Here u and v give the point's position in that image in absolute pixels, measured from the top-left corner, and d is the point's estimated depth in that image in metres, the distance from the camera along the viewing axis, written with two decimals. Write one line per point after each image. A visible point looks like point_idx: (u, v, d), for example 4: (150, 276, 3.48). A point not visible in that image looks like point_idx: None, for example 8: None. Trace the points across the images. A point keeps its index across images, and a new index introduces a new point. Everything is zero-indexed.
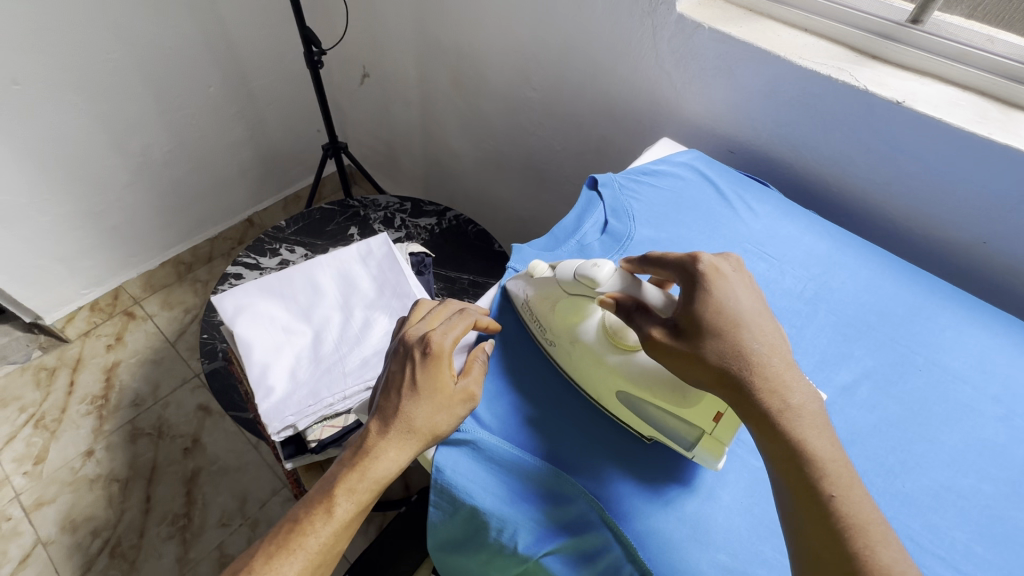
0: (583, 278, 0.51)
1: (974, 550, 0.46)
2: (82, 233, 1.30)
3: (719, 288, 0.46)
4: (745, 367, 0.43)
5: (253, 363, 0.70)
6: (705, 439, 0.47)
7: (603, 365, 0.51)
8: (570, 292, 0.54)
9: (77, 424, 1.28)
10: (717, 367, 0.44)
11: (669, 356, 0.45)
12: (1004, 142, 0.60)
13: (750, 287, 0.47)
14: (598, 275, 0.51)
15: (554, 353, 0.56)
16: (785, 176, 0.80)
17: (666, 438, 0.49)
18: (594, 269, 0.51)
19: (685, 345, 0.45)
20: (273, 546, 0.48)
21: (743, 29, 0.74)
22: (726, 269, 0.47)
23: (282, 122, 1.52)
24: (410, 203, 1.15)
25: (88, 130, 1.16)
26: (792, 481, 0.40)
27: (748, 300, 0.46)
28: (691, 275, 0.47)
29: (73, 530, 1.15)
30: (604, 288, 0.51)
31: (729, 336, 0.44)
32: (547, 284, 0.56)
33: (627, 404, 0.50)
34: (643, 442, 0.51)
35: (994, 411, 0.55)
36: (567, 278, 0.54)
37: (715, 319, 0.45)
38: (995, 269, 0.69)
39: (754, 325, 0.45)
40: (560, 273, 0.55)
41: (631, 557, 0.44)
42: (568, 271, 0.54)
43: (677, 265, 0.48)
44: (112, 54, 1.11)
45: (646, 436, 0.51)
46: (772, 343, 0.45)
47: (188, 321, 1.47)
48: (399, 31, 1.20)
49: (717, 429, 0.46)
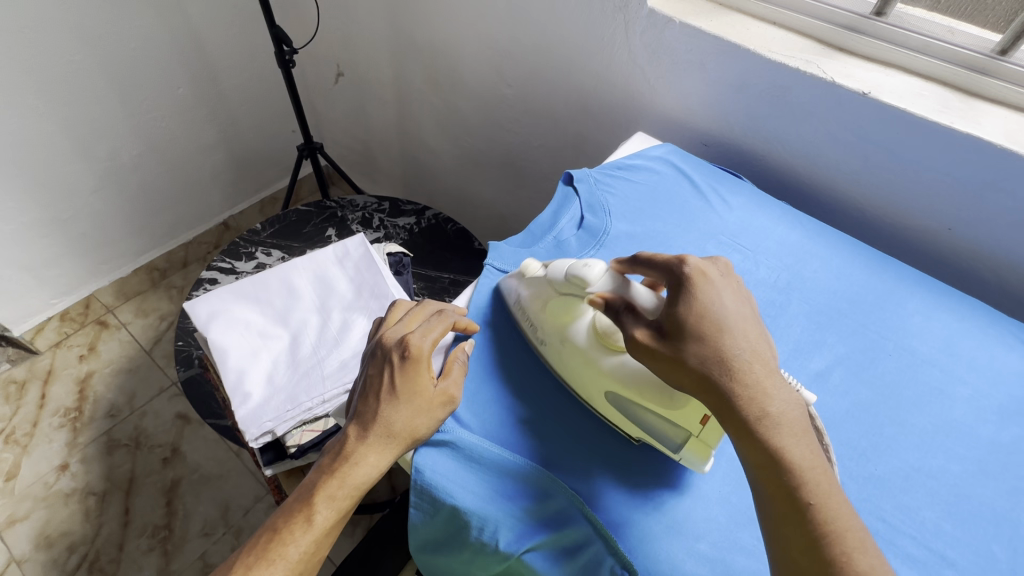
0: (575, 276, 0.52)
1: (943, 529, 0.48)
2: (49, 241, 1.26)
3: (702, 292, 0.46)
4: (726, 373, 0.43)
5: (229, 370, 0.69)
6: (692, 441, 0.47)
7: (590, 365, 0.52)
8: (561, 290, 0.54)
9: (49, 438, 1.25)
10: (697, 371, 0.43)
11: (650, 358, 0.46)
12: (966, 130, 0.62)
13: (735, 291, 0.47)
14: (588, 274, 0.51)
15: (544, 353, 0.56)
16: (758, 168, 0.81)
17: (653, 439, 0.49)
18: (585, 268, 0.52)
19: (667, 347, 0.44)
20: (252, 557, 0.48)
21: (714, 22, 0.75)
22: (711, 274, 0.47)
23: (255, 123, 1.49)
24: (388, 203, 1.14)
25: (51, 134, 1.13)
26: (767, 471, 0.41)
27: (732, 305, 0.46)
28: (676, 279, 0.47)
29: (48, 546, 1.12)
30: (593, 289, 0.51)
31: (712, 341, 0.44)
32: (536, 283, 0.57)
33: (616, 404, 0.50)
34: (631, 443, 0.51)
35: (962, 392, 0.56)
36: (559, 278, 0.54)
37: (698, 324, 0.44)
38: (961, 254, 0.70)
39: (739, 330, 0.45)
40: (552, 271, 0.55)
41: (612, 550, 0.44)
42: (560, 270, 0.55)
43: (666, 266, 0.48)
44: (74, 56, 1.08)
45: (634, 437, 0.51)
46: (755, 349, 0.44)
47: (163, 328, 1.43)
48: (372, 29, 1.18)
49: (704, 431, 0.46)
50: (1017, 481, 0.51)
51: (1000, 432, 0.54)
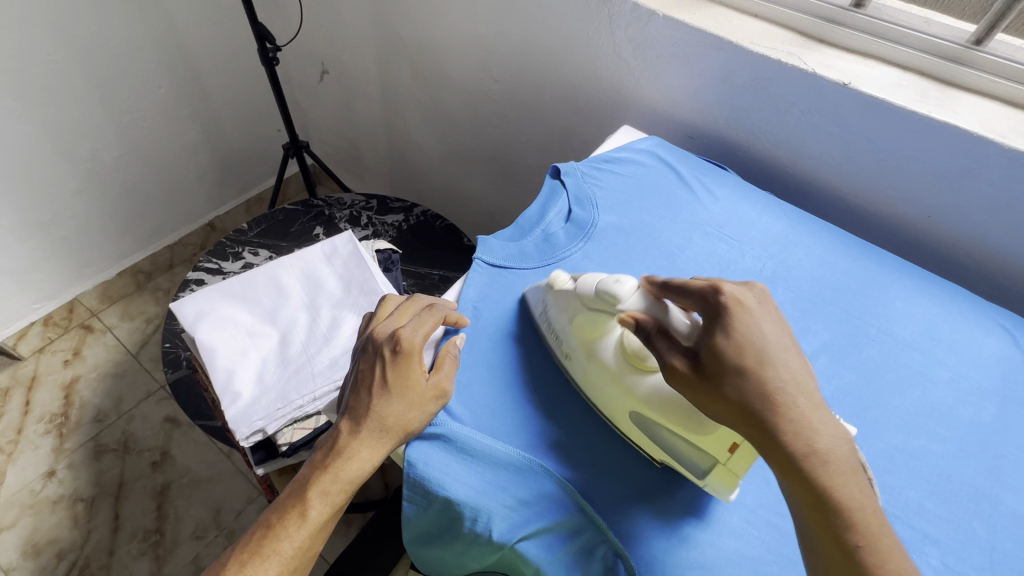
0: (605, 293, 0.50)
1: (925, 507, 0.49)
2: (30, 245, 1.24)
3: (741, 322, 0.43)
4: (769, 409, 0.41)
5: (217, 369, 0.68)
6: (717, 468, 0.45)
7: (619, 385, 0.49)
8: (591, 306, 0.52)
9: (35, 444, 1.23)
10: (736, 405, 0.41)
11: (687, 389, 0.44)
12: (943, 119, 0.63)
13: (775, 319, 0.44)
14: (619, 291, 0.49)
15: (570, 368, 0.54)
16: (742, 159, 0.82)
17: (677, 463, 0.48)
18: (616, 284, 0.49)
19: (702, 380, 0.43)
20: (246, 554, 0.48)
21: (697, 15, 0.75)
22: (749, 302, 0.44)
23: (239, 122, 1.47)
24: (375, 201, 1.13)
25: (29, 136, 1.11)
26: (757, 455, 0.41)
27: (775, 335, 0.43)
28: (712, 308, 0.44)
29: (36, 554, 1.11)
30: (626, 306, 0.49)
31: (752, 375, 0.41)
32: (565, 297, 0.54)
33: (639, 424, 0.49)
34: (654, 464, 0.50)
35: (942, 374, 0.58)
36: (588, 293, 0.52)
37: (737, 356, 0.42)
38: (940, 241, 0.72)
39: (781, 361, 0.42)
40: (581, 285, 0.53)
41: (604, 537, 0.46)
42: (589, 286, 0.53)
43: (701, 294, 0.45)
44: (51, 55, 1.05)
45: (657, 459, 0.49)
46: (799, 381, 0.42)
47: (150, 331, 1.42)
48: (356, 25, 1.17)
49: (731, 459, 0.44)
50: (996, 459, 0.53)
51: (980, 413, 0.55)
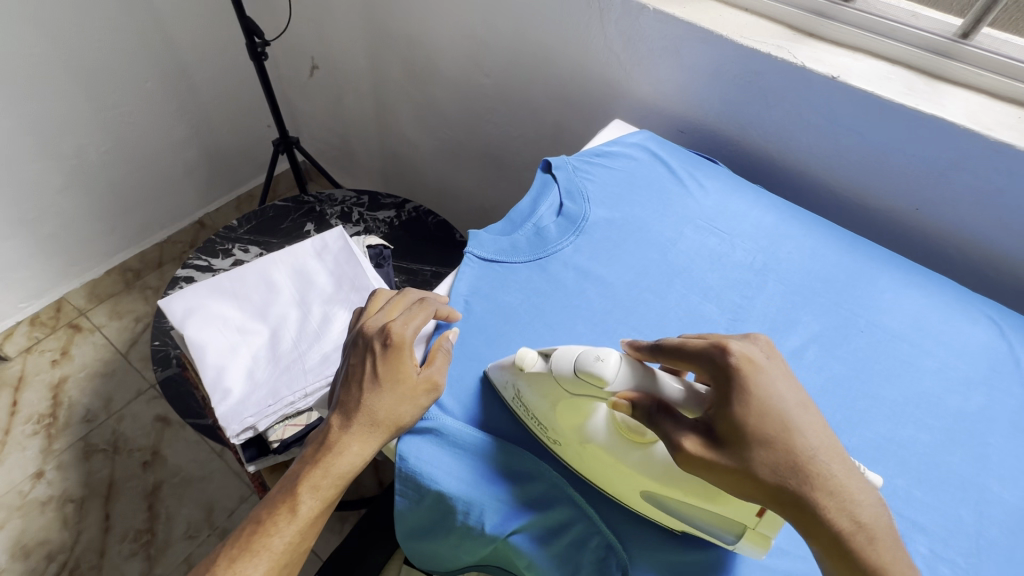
0: (586, 375, 0.44)
1: (914, 495, 0.50)
2: (15, 243, 1.22)
3: (757, 384, 0.41)
4: (803, 481, 0.39)
5: (207, 366, 0.67)
6: (748, 533, 0.42)
7: (620, 467, 0.45)
8: (574, 390, 0.45)
9: (23, 445, 1.21)
10: (770, 482, 0.39)
11: (709, 474, 0.40)
12: (929, 112, 0.64)
13: (788, 375, 0.42)
14: (606, 371, 0.43)
15: (561, 453, 0.48)
16: (731, 152, 0.82)
17: (704, 533, 0.44)
18: (599, 365, 0.43)
19: (729, 459, 0.39)
20: (235, 549, 0.47)
21: (686, 8, 0.76)
22: (759, 359, 0.42)
23: (227, 118, 1.45)
24: (367, 197, 1.12)
25: (13, 132, 1.09)
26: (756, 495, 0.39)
27: (790, 394, 0.41)
28: (722, 373, 0.41)
29: (25, 556, 1.09)
30: (614, 387, 0.43)
31: (780, 444, 0.40)
32: (541, 379, 0.47)
33: (652, 501, 0.45)
34: (672, 533, 0.46)
35: (930, 365, 0.58)
36: (566, 375, 0.45)
37: (760, 426, 0.40)
38: (927, 233, 0.72)
39: (803, 423, 0.41)
40: (557, 368, 0.46)
41: (596, 528, 0.46)
42: (564, 366, 0.46)
43: (705, 357, 0.42)
44: (34, 49, 1.04)
45: (675, 528, 0.46)
46: (824, 444, 0.40)
47: (139, 329, 1.40)
48: (346, 19, 1.16)
49: (760, 524, 0.41)
50: (982, 447, 0.53)
51: (966, 402, 0.56)
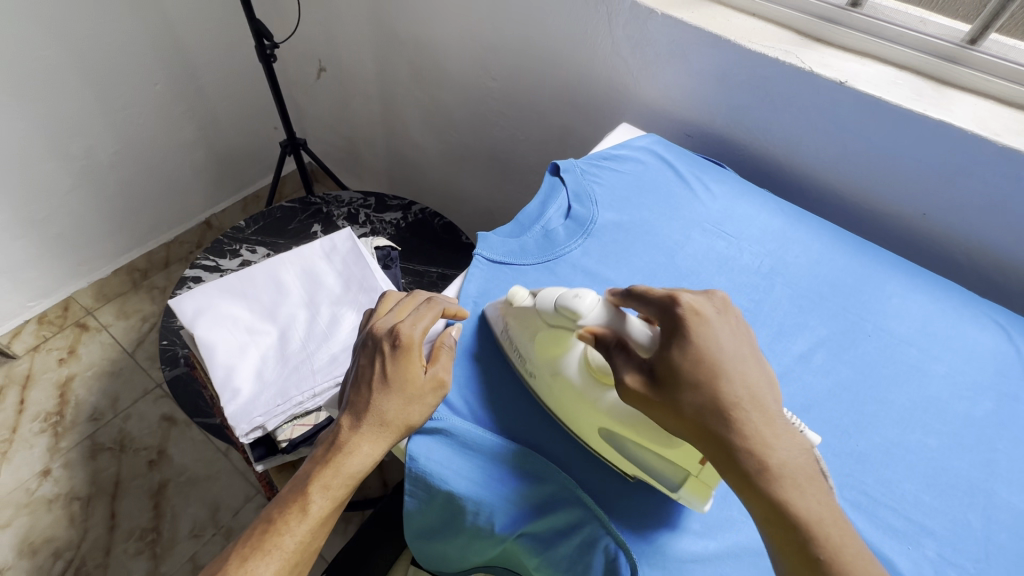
0: (564, 308, 0.49)
1: (922, 500, 0.50)
2: (24, 242, 1.23)
3: (697, 333, 0.43)
4: (723, 423, 0.40)
5: (217, 366, 0.68)
6: (690, 481, 0.44)
7: (583, 401, 0.48)
8: (551, 322, 0.51)
9: (30, 443, 1.22)
10: (692, 420, 0.41)
11: (643, 404, 0.43)
12: (938, 117, 0.64)
13: (734, 330, 0.44)
14: (581, 305, 0.48)
15: (535, 386, 0.53)
16: (740, 157, 0.82)
17: (651, 479, 0.46)
18: (575, 300, 0.49)
19: (658, 393, 0.42)
20: (247, 548, 0.48)
21: (695, 14, 0.76)
22: (707, 312, 0.44)
23: (235, 119, 1.46)
24: (373, 199, 1.13)
25: (25, 133, 1.10)
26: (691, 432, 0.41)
27: (732, 344, 0.43)
28: (671, 318, 0.44)
29: (32, 553, 1.10)
30: (586, 321, 0.48)
31: (707, 387, 0.41)
32: (525, 313, 0.52)
33: (609, 440, 0.47)
34: (626, 479, 0.48)
35: (938, 370, 0.58)
36: (547, 308, 0.51)
37: (693, 370, 0.42)
38: (935, 238, 0.73)
39: (737, 372, 0.42)
40: (540, 301, 0.52)
41: (608, 529, 0.45)
42: (547, 301, 0.51)
43: (663, 302, 0.46)
44: (46, 51, 1.05)
45: (629, 474, 0.48)
46: (754, 394, 0.42)
47: (146, 329, 1.41)
48: (355, 23, 1.17)
49: (703, 471, 0.43)
50: (991, 453, 0.53)
51: (974, 407, 0.56)
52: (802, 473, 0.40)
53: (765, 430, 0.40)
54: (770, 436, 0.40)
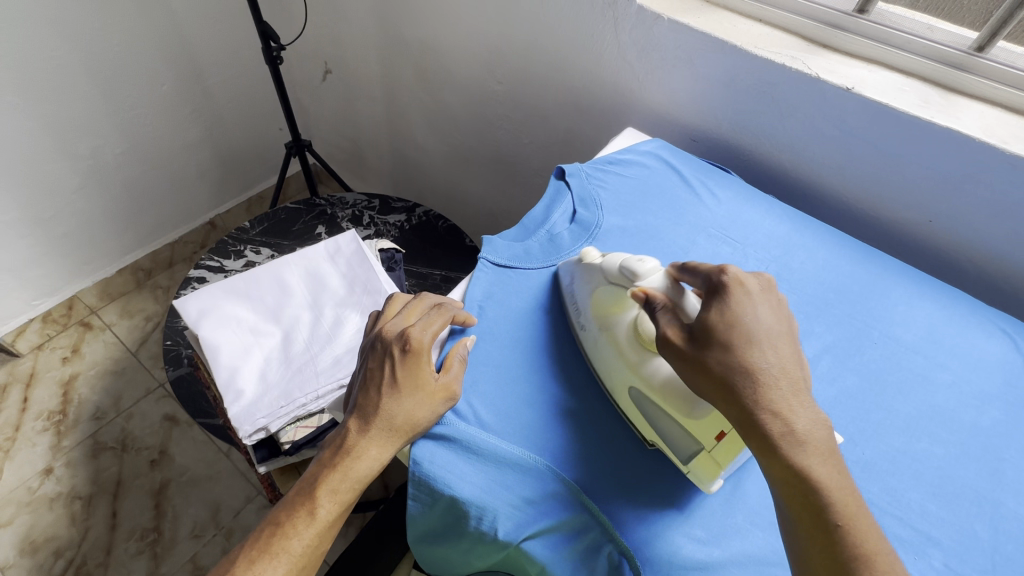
0: (626, 268, 0.53)
1: (928, 509, 0.49)
2: (30, 241, 1.23)
3: (738, 301, 0.45)
4: (750, 383, 0.42)
5: (221, 367, 0.68)
6: (703, 455, 0.46)
7: (622, 358, 0.51)
8: (613, 281, 0.54)
9: (32, 442, 1.22)
10: (718, 378, 0.43)
11: (678, 359, 0.45)
12: (946, 125, 0.64)
13: (775, 307, 0.46)
14: (640, 269, 0.52)
15: (584, 340, 0.56)
16: (745, 162, 0.82)
17: (667, 447, 0.48)
18: (638, 263, 0.52)
19: (695, 349, 0.44)
20: (254, 551, 0.48)
21: (701, 19, 0.76)
22: (751, 285, 0.47)
23: (241, 121, 1.47)
24: (378, 200, 1.13)
25: (32, 133, 1.10)
26: (717, 390, 0.43)
27: (770, 320, 0.45)
28: (713, 286, 0.47)
29: (33, 552, 1.10)
30: (644, 284, 0.52)
31: (738, 351, 0.43)
32: (593, 270, 0.57)
33: (637, 401, 0.50)
34: (643, 446, 0.50)
35: (944, 378, 0.58)
36: (612, 269, 0.55)
37: (727, 332, 0.44)
38: (940, 245, 0.72)
39: (770, 344, 0.44)
40: (608, 261, 0.56)
41: (610, 536, 0.45)
42: (614, 262, 0.55)
43: (707, 273, 0.48)
44: (55, 52, 1.05)
45: (647, 441, 0.50)
46: (783, 366, 0.44)
47: (149, 329, 1.41)
48: (361, 26, 1.18)
49: (717, 448, 0.45)
50: (997, 462, 0.53)
51: (980, 416, 0.56)
52: (826, 447, 0.42)
53: (791, 398, 0.43)
54: (795, 403, 0.42)
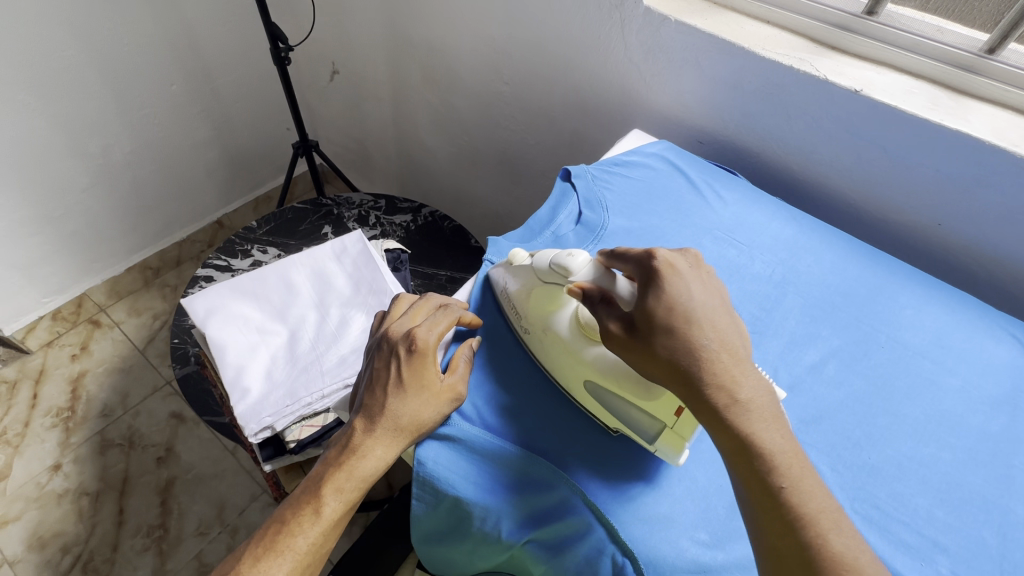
0: (558, 265, 0.52)
1: (935, 515, 0.49)
2: (40, 238, 1.24)
3: (671, 284, 0.45)
4: (695, 363, 0.43)
5: (227, 366, 0.68)
6: (666, 432, 0.46)
7: (572, 354, 0.51)
8: (545, 279, 0.54)
9: (41, 438, 1.23)
10: (667, 362, 0.43)
11: (624, 350, 0.46)
12: (955, 127, 0.63)
13: (706, 283, 0.47)
14: (572, 263, 0.51)
15: (529, 343, 0.55)
16: (752, 164, 0.82)
17: (629, 430, 0.48)
18: (568, 258, 0.51)
19: (639, 340, 0.45)
20: (260, 549, 0.48)
21: (708, 21, 0.76)
22: (681, 266, 0.47)
23: (249, 121, 1.48)
24: (384, 201, 1.13)
25: (43, 131, 1.12)
26: (668, 373, 0.43)
27: (702, 297, 0.45)
28: (646, 272, 0.46)
29: (40, 547, 1.11)
30: (576, 278, 0.51)
31: (679, 333, 0.43)
32: (524, 272, 0.56)
33: (593, 392, 0.50)
34: (609, 435, 0.50)
35: (951, 383, 0.57)
36: (542, 267, 0.54)
37: (667, 316, 0.44)
38: (951, 248, 0.72)
39: (708, 321, 0.44)
40: (538, 260, 0.55)
41: (614, 538, 0.44)
42: (543, 260, 0.54)
43: (637, 260, 0.48)
44: (67, 51, 1.07)
45: (612, 428, 0.50)
46: (724, 339, 0.44)
47: (156, 327, 1.42)
48: (368, 27, 1.18)
49: (677, 423, 0.46)
50: (1007, 468, 0.52)
51: (989, 421, 0.55)
52: (770, 413, 0.42)
53: (734, 368, 0.43)
54: (738, 373, 0.43)
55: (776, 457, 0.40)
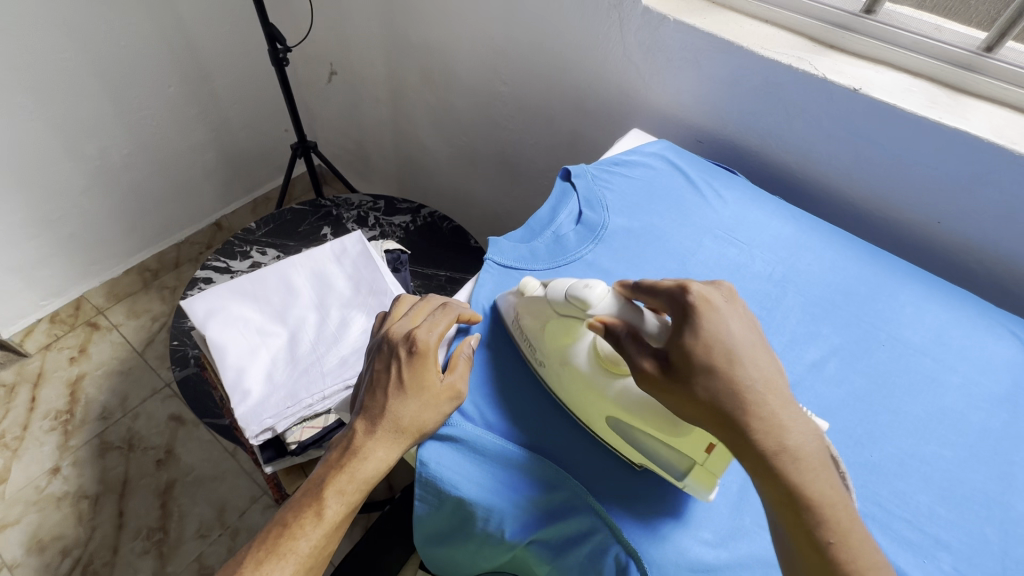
0: (575, 298, 0.49)
1: (937, 512, 0.49)
2: (38, 241, 1.24)
3: (709, 321, 0.43)
4: (738, 406, 0.41)
5: (227, 367, 0.68)
6: (696, 469, 0.45)
7: (596, 393, 0.49)
8: (561, 312, 0.51)
9: (40, 441, 1.23)
10: (707, 404, 0.41)
11: (660, 392, 0.44)
12: (954, 126, 0.63)
13: (743, 318, 0.45)
14: (590, 296, 0.49)
15: (544, 375, 0.53)
16: (751, 162, 0.82)
17: (657, 467, 0.46)
18: (586, 290, 0.49)
19: (676, 381, 0.43)
20: (262, 552, 0.48)
21: (707, 20, 0.76)
22: (717, 300, 0.45)
23: (247, 122, 1.48)
24: (382, 202, 1.13)
25: (40, 134, 1.11)
26: (710, 417, 0.42)
27: (742, 333, 0.44)
28: (680, 307, 0.45)
29: (40, 550, 1.11)
30: (595, 311, 0.49)
31: (720, 373, 0.42)
32: (536, 304, 0.54)
33: (618, 429, 0.48)
34: (634, 469, 0.49)
35: (952, 380, 0.57)
36: (558, 299, 0.51)
37: (706, 355, 0.42)
38: (949, 246, 0.72)
39: (750, 359, 0.42)
40: (551, 291, 0.52)
41: (617, 537, 0.44)
42: (558, 291, 0.52)
43: (670, 294, 0.46)
44: (64, 54, 1.06)
45: (636, 462, 0.48)
46: (767, 378, 0.42)
47: (155, 329, 1.42)
48: (366, 27, 1.18)
49: (708, 459, 0.44)
50: (1008, 465, 0.53)
51: (990, 418, 0.55)
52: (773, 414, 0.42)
53: (781, 410, 0.41)
54: (786, 418, 0.41)
55: (779, 459, 0.40)
